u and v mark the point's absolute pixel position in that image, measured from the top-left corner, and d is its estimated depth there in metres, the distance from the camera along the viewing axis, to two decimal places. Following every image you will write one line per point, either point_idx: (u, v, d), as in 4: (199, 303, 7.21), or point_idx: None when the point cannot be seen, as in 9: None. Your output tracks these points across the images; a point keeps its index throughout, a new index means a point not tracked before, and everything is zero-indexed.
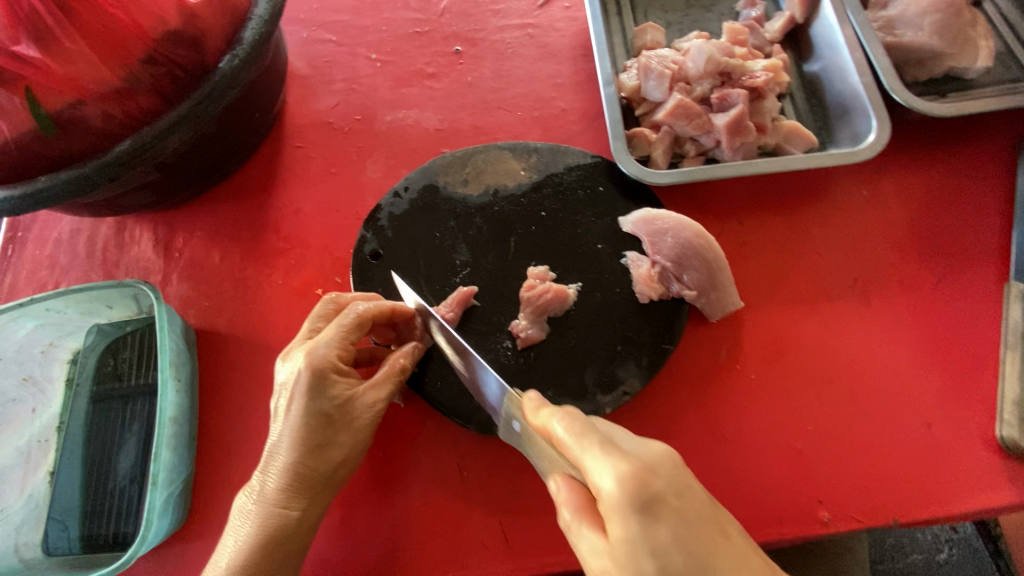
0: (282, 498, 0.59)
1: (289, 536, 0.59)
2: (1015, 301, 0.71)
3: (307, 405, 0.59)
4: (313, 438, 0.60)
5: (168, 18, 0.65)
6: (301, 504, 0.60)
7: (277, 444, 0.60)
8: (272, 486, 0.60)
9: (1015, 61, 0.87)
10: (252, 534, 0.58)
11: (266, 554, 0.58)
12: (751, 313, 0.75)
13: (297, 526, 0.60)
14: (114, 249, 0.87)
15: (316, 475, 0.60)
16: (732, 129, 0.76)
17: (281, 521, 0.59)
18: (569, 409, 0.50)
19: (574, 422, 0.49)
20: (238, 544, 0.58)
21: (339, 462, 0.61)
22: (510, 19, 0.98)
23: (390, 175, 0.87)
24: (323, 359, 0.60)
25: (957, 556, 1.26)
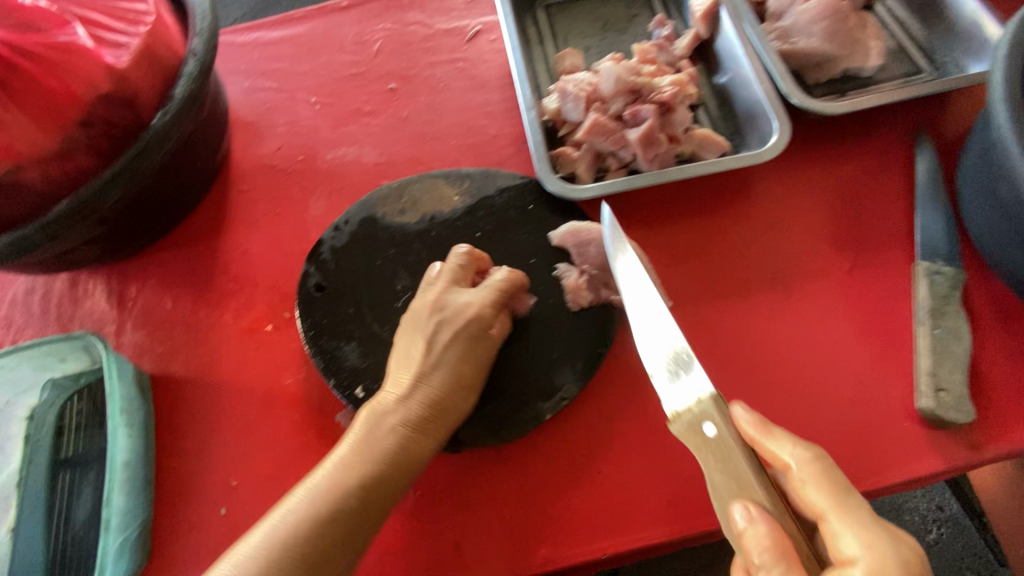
0: (424, 429, 0.64)
1: (402, 470, 0.63)
2: (922, 278, 0.75)
3: (464, 344, 0.68)
4: (462, 372, 0.67)
5: (98, 82, 0.69)
6: (435, 434, 0.65)
7: (421, 374, 0.66)
8: (412, 412, 0.64)
9: (906, 58, 0.94)
10: (370, 458, 0.61)
11: (379, 490, 0.61)
12: (681, 312, 0.79)
13: (418, 461, 0.64)
14: (69, 304, 0.89)
15: (449, 411, 0.66)
16: (646, 142, 0.81)
17: (418, 455, 0.63)
18: (829, 468, 0.54)
19: (832, 483, 0.53)
20: (362, 468, 0.61)
21: (458, 399, 0.67)
22: (440, 55, 1.04)
23: (333, 211, 0.91)
24: (482, 306, 0.70)
25: (945, 535, 1.32)
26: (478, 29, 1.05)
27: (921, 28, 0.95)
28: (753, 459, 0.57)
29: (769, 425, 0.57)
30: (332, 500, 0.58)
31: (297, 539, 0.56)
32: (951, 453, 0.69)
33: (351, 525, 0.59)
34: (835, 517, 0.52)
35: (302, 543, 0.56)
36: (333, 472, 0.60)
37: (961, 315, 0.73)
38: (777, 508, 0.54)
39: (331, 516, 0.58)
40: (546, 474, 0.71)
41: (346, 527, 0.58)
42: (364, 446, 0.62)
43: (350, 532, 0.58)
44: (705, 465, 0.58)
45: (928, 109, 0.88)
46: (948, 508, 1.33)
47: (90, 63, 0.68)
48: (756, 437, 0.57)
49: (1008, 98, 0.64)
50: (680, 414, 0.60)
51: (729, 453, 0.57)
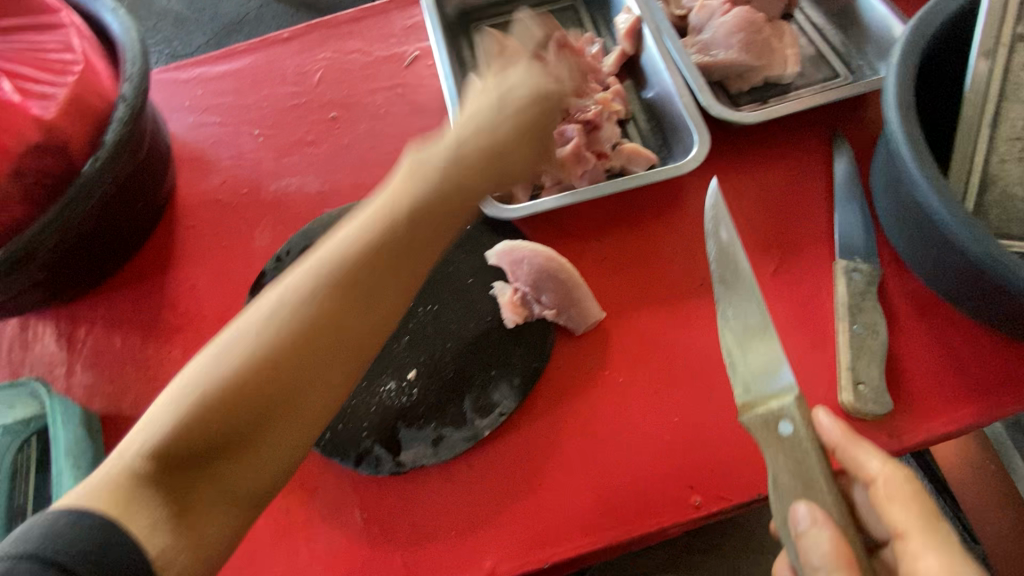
0: (423, 194, 0.56)
1: (363, 298, 0.52)
2: (841, 276, 0.79)
3: (540, 104, 0.64)
4: (430, 212, 0.56)
5: (26, 134, 0.70)
6: (435, 221, 0.56)
7: (459, 139, 0.61)
8: (353, 253, 0.52)
9: (824, 63, 0.97)
10: (415, 195, 0.56)
11: (379, 268, 0.52)
12: (615, 321, 0.81)
13: (402, 235, 0.54)
14: (18, 348, 0.90)
15: (468, 193, 0.59)
16: (572, 160, 0.84)
17: (400, 233, 0.54)
18: (911, 486, 0.56)
19: (920, 503, 0.56)
20: (281, 340, 0.48)
21: (465, 180, 0.59)
22: (380, 81, 1.06)
23: (278, 241, 0.93)
24: (548, 82, 0.66)
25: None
26: (416, 54, 1.08)
27: (838, 34, 0.99)
28: (824, 461, 0.57)
29: (857, 437, 0.61)
30: (327, 278, 0.50)
31: (288, 317, 0.48)
32: (874, 442, 0.72)
33: (358, 304, 0.51)
34: (919, 535, 0.54)
35: (247, 368, 0.47)
36: (247, 334, 0.48)
37: (877, 310, 0.77)
38: (843, 517, 0.55)
39: (282, 338, 0.48)
40: (489, 488, 0.73)
41: (324, 325, 0.50)
42: (280, 316, 0.48)
43: (331, 327, 0.50)
44: (772, 460, 0.58)
45: (845, 112, 0.92)
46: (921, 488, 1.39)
47: (18, 116, 0.70)
48: (844, 442, 0.60)
49: (899, 105, 0.68)
50: (755, 407, 0.59)
51: (802, 456, 0.57)
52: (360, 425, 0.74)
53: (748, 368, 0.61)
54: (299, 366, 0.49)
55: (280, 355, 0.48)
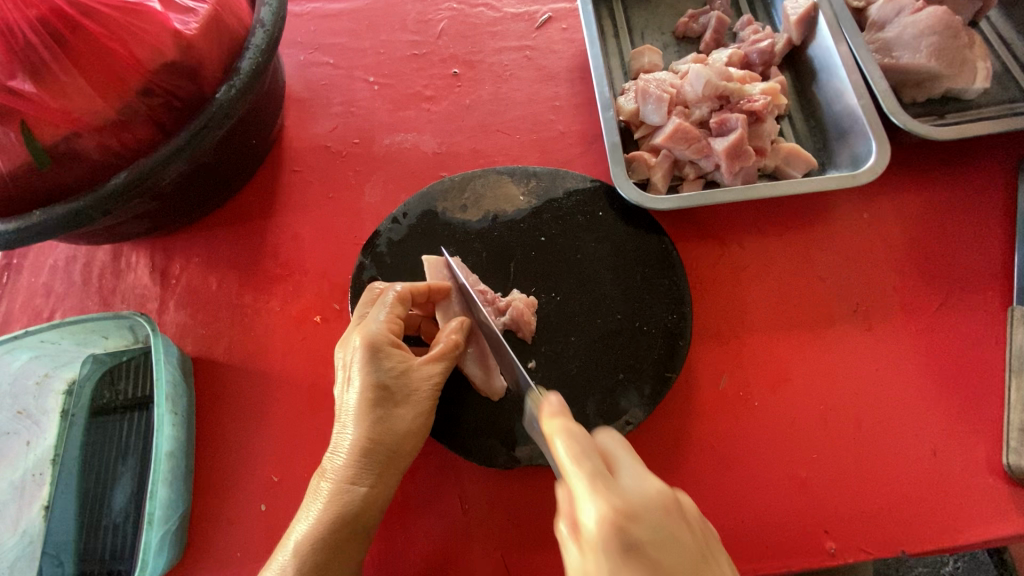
0: (356, 465, 0.59)
1: (350, 534, 0.58)
2: (1019, 324, 0.70)
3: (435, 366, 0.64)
4: (366, 457, 0.59)
5: (163, 49, 0.64)
6: (368, 478, 0.60)
7: (362, 407, 0.60)
8: (339, 465, 0.60)
9: (1012, 82, 0.87)
10: (348, 476, 0.59)
11: (351, 521, 0.58)
12: (754, 338, 0.74)
13: (367, 507, 0.59)
14: (111, 276, 0.86)
15: (384, 444, 0.60)
16: (732, 154, 0.76)
17: (358, 496, 0.59)
18: (574, 430, 0.47)
19: (577, 447, 0.46)
20: (310, 530, 0.57)
21: (403, 433, 0.61)
22: (508, 41, 0.98)
23: (388, 200, 0.87)
24: (378, 334, 0.62)
25: (963, 570, 1.29)
26: (549, 16, 1.00)
27: None
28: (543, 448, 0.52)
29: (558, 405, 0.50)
30: (307, 539, 0.57)
31: (296, 573, 0.55)
32: None
33: (341, 556, 0.58)
34: (575, 474, 0.45)
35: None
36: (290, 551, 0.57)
37: None
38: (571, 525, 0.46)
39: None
40: None
41: (318, 570, 0.56)
42: (306, 530, 0.57)
43: (328, 569, 0.57)
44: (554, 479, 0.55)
45: None
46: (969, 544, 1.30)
47: (157, 26, 0.64)
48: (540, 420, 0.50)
49: None
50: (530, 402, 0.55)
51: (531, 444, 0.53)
52: (476, 412, 0.69)
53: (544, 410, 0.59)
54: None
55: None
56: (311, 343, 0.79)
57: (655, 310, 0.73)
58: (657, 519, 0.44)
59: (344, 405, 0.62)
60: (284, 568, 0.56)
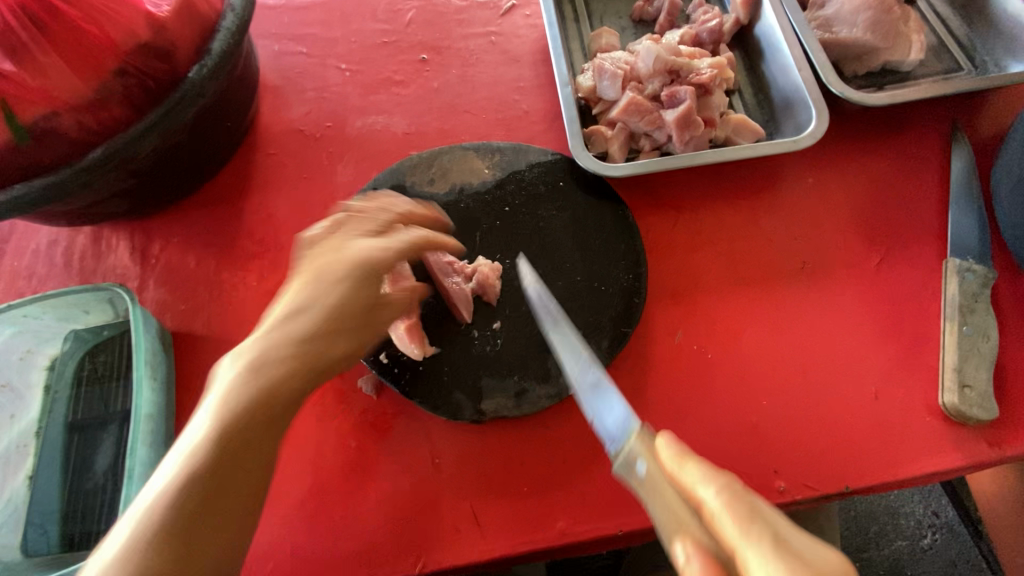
0: (259, 366, 0.52)
1: (314, 369, 0.55)
2: (952, 275, 0.75)
3: (359, 269, 0.59)
4: (277, 366, 0.53)
5: (138, 30, 0.68)
6: (345, 349, 0.57)
7: (314, 293, 0.57)
8: (234, 377, 0.52)
9: (946, 55, 0.93)
10: (262, 370, 0.52)
11: (259, 418, 0.51)
12: (707, 297, 0.79)
13: (326, 360, 0.56)
14: (91, 257, 0.89)
15: (362, 335, 0.59)
16: (681, 124, 0.80)
17: (281, 365, 0.53)
18: (727, 480, 0.46)
19: (740, 510, 0.44)
20: (195, 458, 0.48)
21: (321, 334, 0.56)
22: (474, 27, 1.03)
23: (360, 179, 0.91)
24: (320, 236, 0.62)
25: (939, 541, 1.34)
26: (513, 3, 1.04)
27: (963, 26, 0.94)
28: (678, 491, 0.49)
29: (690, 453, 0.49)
30: (194, 463, 0.48)
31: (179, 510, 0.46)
32: (973, 448, 0.69)
33: (227, 495, 0.48)
34: (748, 547, 0.43)
35: (166, 535, 0.45)
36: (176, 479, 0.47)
37: (990, 313, 0.73)
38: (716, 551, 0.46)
39: (184, 514, 0.46)
40: (564, 449, 0.71)
41: (218, 480, 0.48)
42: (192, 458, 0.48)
43: (229, 477, 0.49)
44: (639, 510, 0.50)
45: (963, 107, 0.87)
46: (944, 514, 1.35)
47: (130, 10, 0.67)
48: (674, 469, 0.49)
49: None
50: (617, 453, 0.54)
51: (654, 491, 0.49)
52: (444, 370, 0.72)
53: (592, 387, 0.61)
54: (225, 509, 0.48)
55: (204, 502, 0.47)
56: None
57: (613, 272, 0.78)
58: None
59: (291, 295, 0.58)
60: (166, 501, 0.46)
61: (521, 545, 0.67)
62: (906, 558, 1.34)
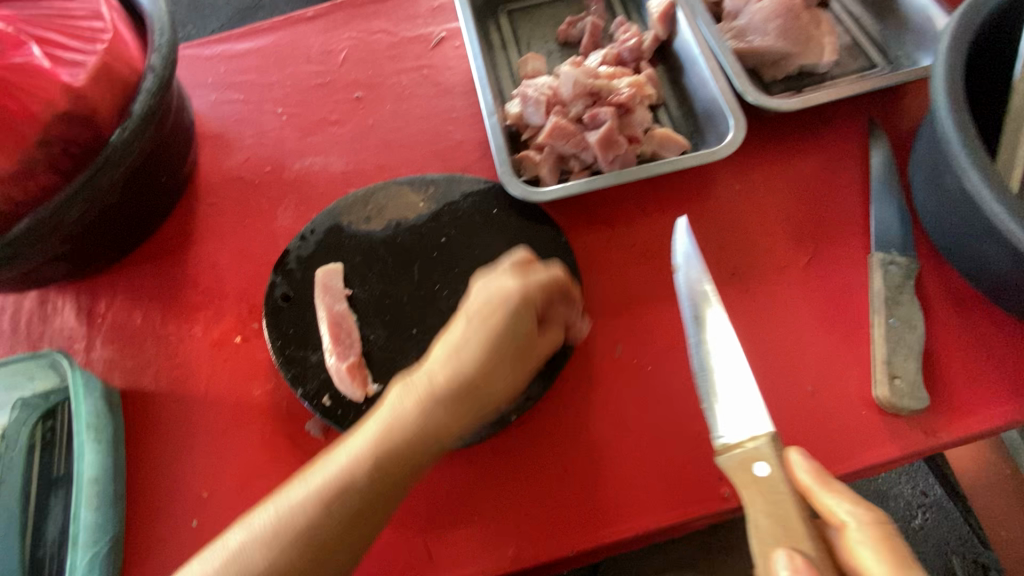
0: (367, 452, 0.55)
1: (419, 462, 0.56)
2: (877, 269, 0.77)
3: (511, 338, 0.59)
4: (456, 412, 0.57)
5: (56, 102, 0.69)
6: (460, 426, 0.57)
7: (455, 361, 0.58)
8: (436, 404, 0.57)
9: (860, 53, 0.95)
10: (371, 452, 0.55)
11: (376, 489, 0.54)
12: (646, 310, 0.80)
13: (436, 437, 0.56)
14: (38, 321, 0.89)
15: (487, 399, 0.59)
16: (605, 144, 0.82)
17: (401, 433, 0.56)
18: (862, 505, 0.56)
19: (874, 530, 0.55)
20: (365, 454, 0.55)
21: (491, 399, 0.59)
22: (406, 62, 1.05)
23: (301, 221, 0.92)
24: (532, 291, 0.61)
25: (930, 520, 1.36)
26: (443, 35, 1.06)
27: (875, 23, 0.97)
28: (800, 507, 0.57)
29: (827, 476, 0.58)
30: (361, 471, 0.54)
31: (332, 501, 0.53)
32: (909, 437, 0.70)
33: (377, 497, 0.55)
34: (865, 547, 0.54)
35: (304, 526, 0.52)
36: (340, 468, 0.54)
37: (914, 304, 0.75)
38: (820, 557, 0.54)
39: (348, 501, 0.53)
40: (512, 474, 0.72)
41: (377, 493, 0.54)
42: (360, 467, 0.54)
43: (370, 506, 0.54)
44: (750, 503, 0.58)
45: (879, 104, 0.89)
46: (933, 493, 1.37)
47: (46, 81, 0.68)
48: (813, 487, 0.58)
49: (948, 92, 0.66)
50: (732, 449, 0.61)
51: (779, 499, 0.57)
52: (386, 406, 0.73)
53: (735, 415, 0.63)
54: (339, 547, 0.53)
55: (360, 514, 0.54)
56: (232, 363, 0.82)
57: None
58: None
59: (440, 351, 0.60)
60: (326, 487, 0.53)
61: (473, 575, 0.68)
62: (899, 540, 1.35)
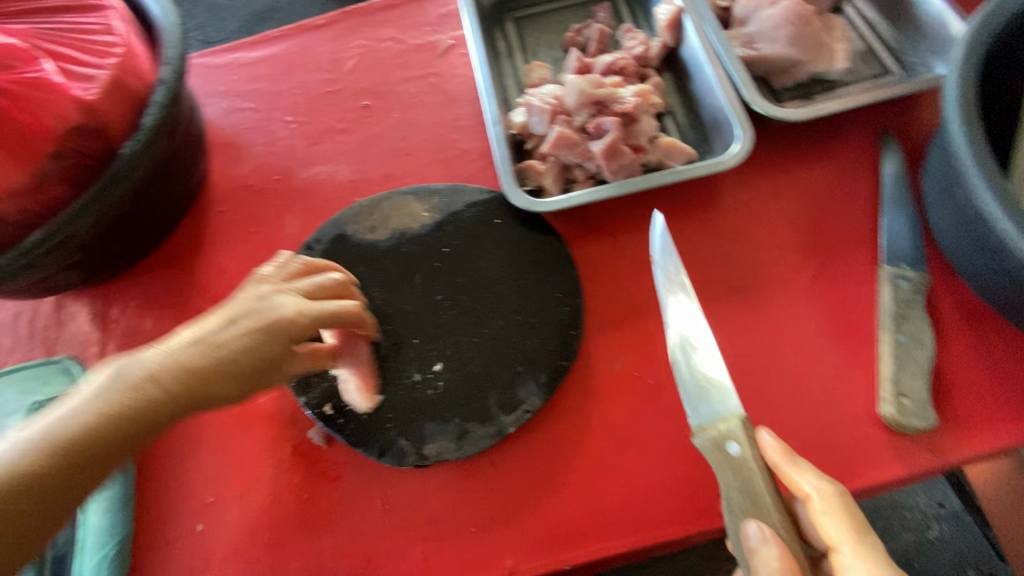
0: (118, 380, 0.53)
1: (154, 410, 0.53)
2: (886, 282, 0.76)
3: (253, 333, 0.61)
4: (213, 364, 0.58)
5: (69, 115, 0.71)
6: (212, 350, 0.58)
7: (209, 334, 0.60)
8: (190, 340, 0.58)
9: (874, 59, 0.93)
10: (114, 390, 0.53)
11: (89, 434, 0.50)
12: (648, 323, 0.80)
13: (192, 369, 0.56)
14: (54, 326, 0.91)
15: (227, 363, 0.58)
16: (608, 154, 0.82)
17: (86, 419, 0.50)
18: (846, 501, 0.59)
19: (852, 518, 0.58)
20: (117, 377, 0.54)
21: (235, 349, 0.59)
22: (413, 70, 1.05)
23: (308, 229, 0.93)
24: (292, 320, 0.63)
25: (946, 532, 1.32)
26: (450, 43, 1.06)
27: (890, 28, 0.95)
28: (769, 482, 0.57)
29: (793, 454, 0.61)
30: (110, 392, 0.52)
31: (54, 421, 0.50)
32: (917, 457, 0.69)
33: (81, 455, 0.50)
34: (846, 547, 0.58)
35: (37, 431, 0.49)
36: (87, 401, 0.52)
37: (925, 320, 0.73)
38: (790, 535, 0.55)
39: (75, 437, 0.50)
40: (510, 485, 0.73)
41: (110, 424, 0.51)
42: (116, 386, 0.53)
43: (82, 435, 0.50)
44: (721, 478, 0.59)
45: (892, 112, 0.87)
46: (949, 504, 1.34)
47: (59, 95, 0.70)
48: (782, 463, 0.60)
49: (960, 105, 0.64)
50: (707, 429, 0.60)
51: (748, 475, 0.57)
52: (386, 416, 0.74)
53: (697, 396, 0.62)
54: (50, 472, 0.48)
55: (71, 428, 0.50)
56: None
57: (549, 304, 0.79)
58: None
59: (211, 320, 0.62)
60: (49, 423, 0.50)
61: None
62: (914, 551, 1.32)
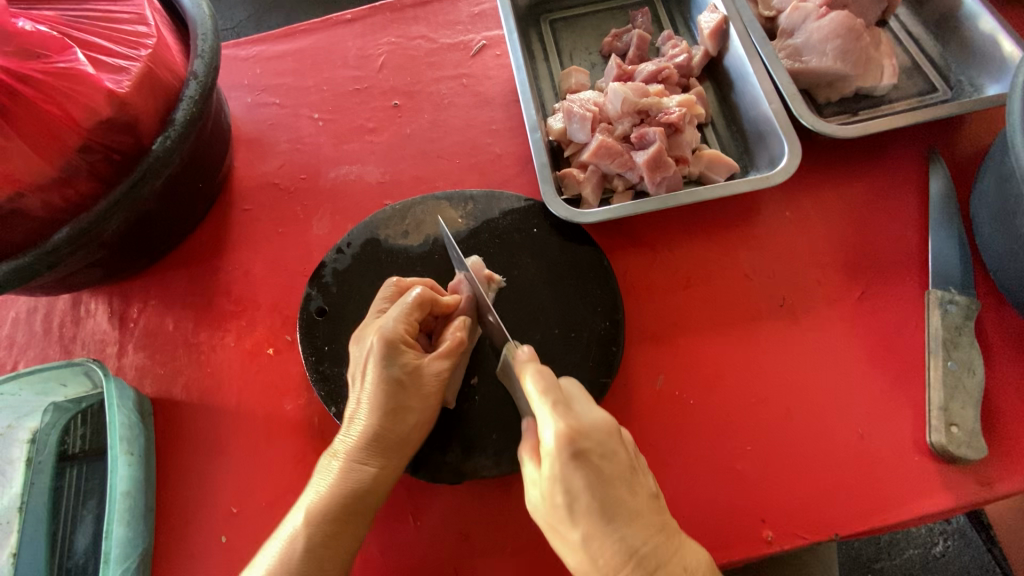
0: (319, 502, 0.62)
1: (364, 500, 0.63)
2: (934, 307, 0.73)
3: (380, 378, 0.64)
4: (377, 441, 0.64)
5: (99, 107, 0.68)
6: (378, 462, 0.64)
7: (355, 411, 0.66)
8: (352, 446, 0.64)
9: (919, 76, 0.91)
10: (319, 504, 0.62)
11: (330, 535, 0.61)
12: (687, 340, 0.78)
13: (370, 452, 0.64)
14: (71, 324, 0.88)
15: (393, 434, 0.64)
16: (652, 165, 0.79)
17: (317, 529, 0.61)
18: (542, 372, 0.58)
19: (544, 388, 0.56)
20: (322, 497, 0.62)
21: (411, 425, 0.65)
22: (445, 70, 1.02)
23: (336, 231, 0.91)
24: (394, 332, 0.66)
25: (952, 548, 1.31)
26: (483, 43, 1.04)
27: (936, 45, 0.93)
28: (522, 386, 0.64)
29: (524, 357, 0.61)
30: (319, 513, 0.61)
31: (294, 557, 0.59)
32: (964, 487, 0.67)
33: (336, 552, 0.61)
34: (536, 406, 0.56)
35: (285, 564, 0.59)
36: (301, 525, 0.61)
37: (975, 347, 0.71)
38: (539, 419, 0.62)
39: (318, 548, 0.60)
40: None
41: (343, 532, 0.62)
42: (325, 503, 0.62)
43: (326, 554, 0.60)
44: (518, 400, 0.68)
45: (938, 132, 0.86)
46: (955, 520, 1.33)
47: (90, 87, 0.67)
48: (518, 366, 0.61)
49: None
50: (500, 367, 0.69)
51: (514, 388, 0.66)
52: None
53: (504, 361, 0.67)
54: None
55: (317, 553, 0.60)
56: (263, 376, 0.81)
57: (588, 318, 0.77)
58: (601, 435, 0.54)
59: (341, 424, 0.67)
60: (284, 557, 0.59)
61: None
62: (918, 567, 1.31)
